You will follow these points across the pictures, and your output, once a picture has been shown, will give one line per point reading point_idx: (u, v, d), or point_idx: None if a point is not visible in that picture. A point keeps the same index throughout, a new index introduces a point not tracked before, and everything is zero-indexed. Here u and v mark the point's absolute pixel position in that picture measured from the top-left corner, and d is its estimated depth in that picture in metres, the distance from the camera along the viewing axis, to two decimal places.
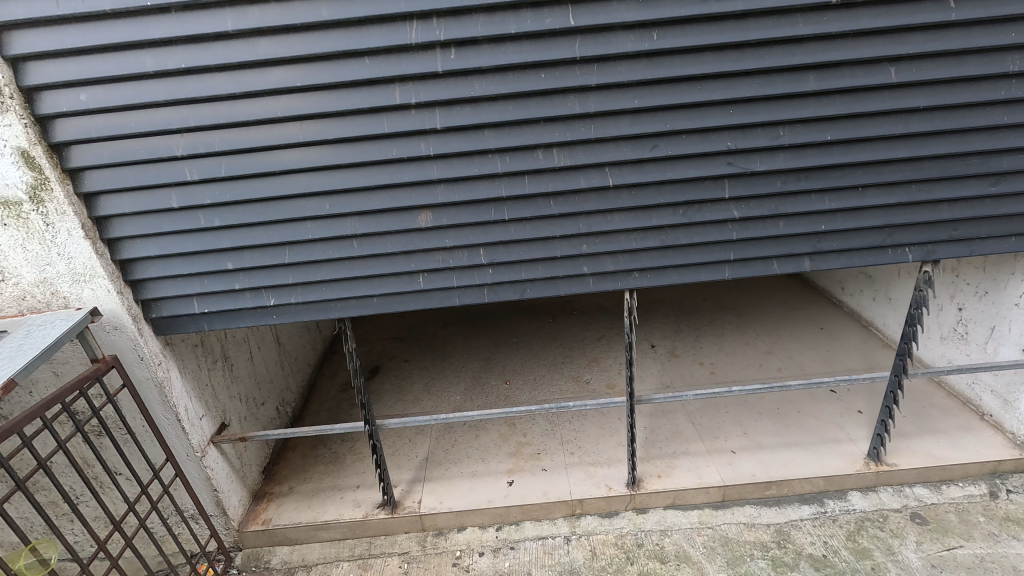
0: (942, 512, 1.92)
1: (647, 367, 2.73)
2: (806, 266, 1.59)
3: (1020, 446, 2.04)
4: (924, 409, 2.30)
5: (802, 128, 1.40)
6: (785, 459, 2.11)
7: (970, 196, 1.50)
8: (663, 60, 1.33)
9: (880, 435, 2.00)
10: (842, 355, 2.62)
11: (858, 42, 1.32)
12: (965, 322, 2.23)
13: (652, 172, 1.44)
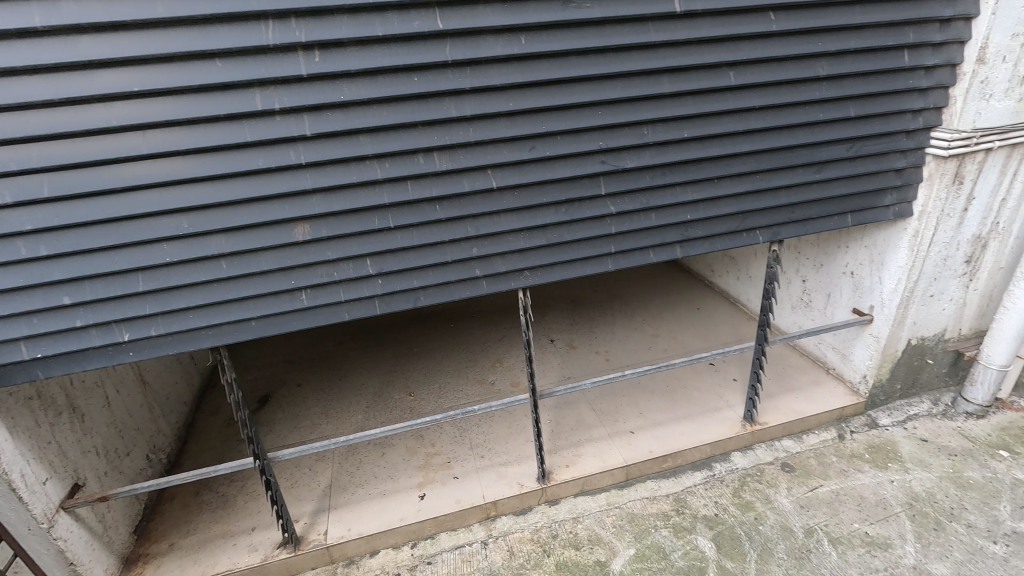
0: (804, 459, 2.21)
1: (548, 362, 2.81)
2: (677, 253, 1.73)
3: (857, 392, 2.40)
4: (785, 371, 2.62)
5: (662, 127, 1.53)
6: (677, 432, 2.28)
7: (801, 182, 1.74)
8: (533, 64, 1.37)
9: (751, 398, 2.24)
10: (717, 331, 2.91)
11: (700, 49, 1.47)
12: (808, 292, 2.58)
13: (532, 172, 1.48)
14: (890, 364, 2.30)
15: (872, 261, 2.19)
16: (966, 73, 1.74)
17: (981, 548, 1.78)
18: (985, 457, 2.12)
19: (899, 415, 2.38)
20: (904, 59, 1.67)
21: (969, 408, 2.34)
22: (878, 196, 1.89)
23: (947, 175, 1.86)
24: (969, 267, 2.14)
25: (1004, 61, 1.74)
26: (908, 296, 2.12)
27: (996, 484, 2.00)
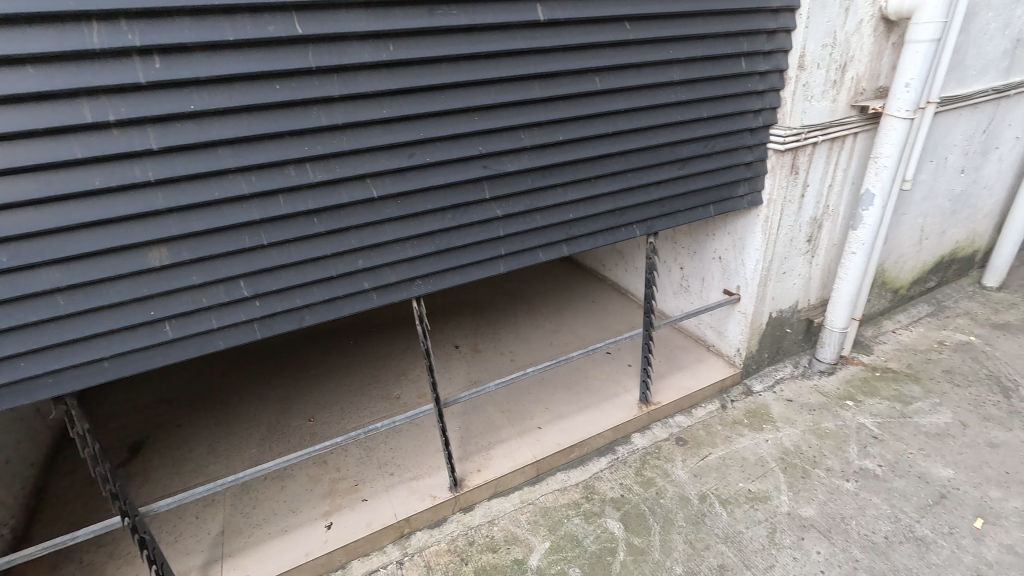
0: (695, 431, 2.40)
1: (454, 368, 2.79)
2: (564, 251, 1.79)
3: (733, 364, 2.67)
4: (673, 352, 2.84)
5: (538, 130, 1.58)
6: (581, 422, 2.38)
7: (668, 178, 1.90)
8: (404, 70, 1.35)
9: (645, 381, 2.40)
10: (611, 322, 3.08)
11: (566, 56, 1.54)
12: (686, 278, 2.81)
13: (414, 180, 1.46)
14: (757, 336, 2.58)
15: (735, 246, 2.44)
16: (791, 78, 2.00)
17: (838, 487, 2.07)
18: (836, 408, 2.46)
19: (769, 380, 2.68)
20: (742, 66, 1.90)
21: (821, 367, 2.69)
22: (733, 187, 2.12)
23: (785, 167, 2.15)
24: (810, 245, 2.47)
25: (819, 67, 2.01)
26: (765, 275, 2.39)
27: (846, 430, 2.33)
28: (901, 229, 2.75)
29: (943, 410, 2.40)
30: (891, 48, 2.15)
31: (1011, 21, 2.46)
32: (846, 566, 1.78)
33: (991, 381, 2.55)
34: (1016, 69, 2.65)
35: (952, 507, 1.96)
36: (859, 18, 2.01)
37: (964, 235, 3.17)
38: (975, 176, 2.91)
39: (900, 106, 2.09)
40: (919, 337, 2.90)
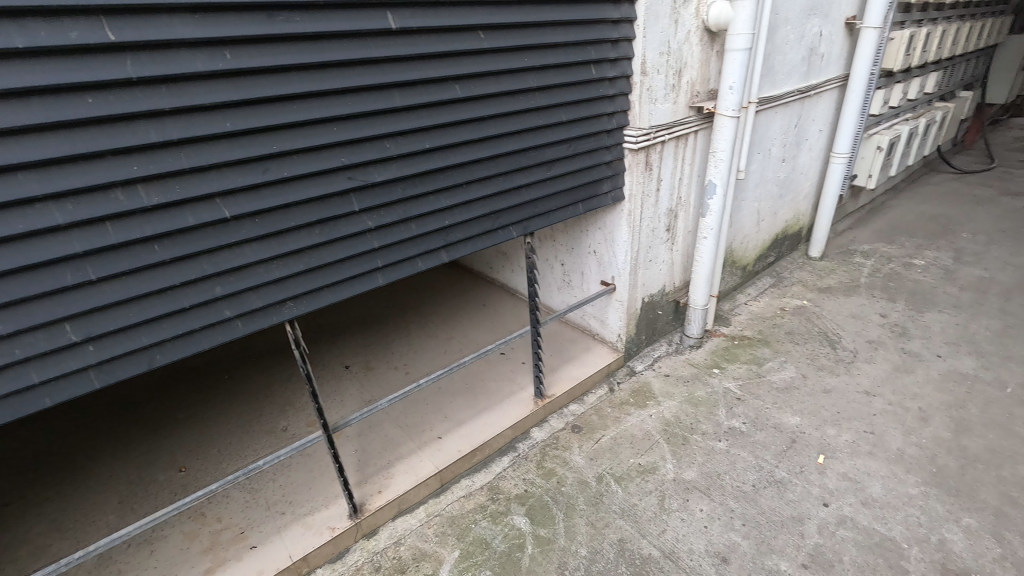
0: (588, 417, 2.53)
1: (345, 390, 2.66)
2: (444, 258, 1.80)
3: (617, 349, 2.86)
4: (562, 345, 2.97)
5: (403, 139, 1.57)
6: (481, 425, 2.39)
7: (536, 180, 2.00)
8: (247, 80, 1.27)
9: (538, 376, 2.48)
10: (502, 323, 3.14)
11: (423, 64, 1.56)
12: (567, 273, 2.95)
13: (272, 197, 1.37)
14: (635, 320, 2.78)
15: (606, 239, 2.62)
16: (636, 83, 2.19)
17: (712, 448, 2.30)
18: (705, 377, 2.74)
19: (648, 360, 2.90)
20: (592, 72, 2.05)
21: (691, 341, 2.99)
22: (597, 185, 2.28)
23: (641, 164, 2.35)
24: (670, 233, 2.73)
25: (659, 73, 2.22)
26: (635, 264, 2.59)
27: (715, 396, 2.61)
28: (742, 213, 3.14)
29: (788, 366, 2.78)
30: (716, 55, 2.43)
31: (805, 33, 2.91)
32: (724, 517, 1.99)
33: (821, 336, 3.00)
34: (813, 73, 3.15)
35: (800, 449, 2.27)
36: (687, 29, 2.25)
37: (791, 215, 3.70)
38: (793, 164, 3.41)
39: (727, 106, 2.39)
40: (766, 306, 3.33)
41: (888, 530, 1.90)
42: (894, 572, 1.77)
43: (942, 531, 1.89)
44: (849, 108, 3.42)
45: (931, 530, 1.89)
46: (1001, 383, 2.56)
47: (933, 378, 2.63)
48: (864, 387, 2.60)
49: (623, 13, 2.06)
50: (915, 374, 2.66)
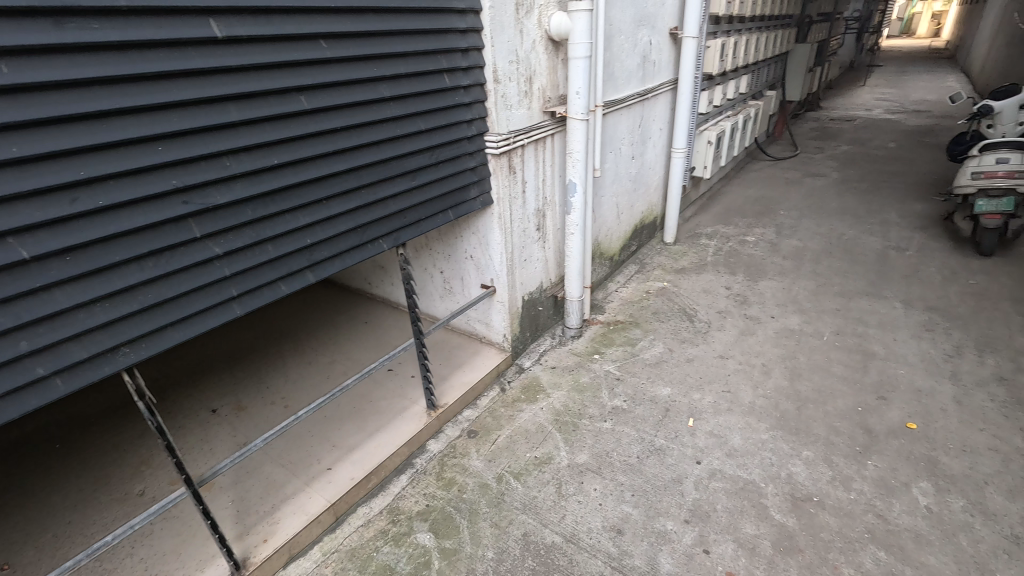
0: (483, 420, 2.55)
1: (214, 436, 2.39)
2: (310, 278, 1.70)
3: (504, 349, 2.92)
4: (450, 352, 2.95)
5: (246, 156, 1.46)
6: (373, 447, 2.30)
7: (402, 191, 1.97)
8: (34, 97, 1.09)
9: (428, 387, 2.44)
10: (387, 339, 3.05)
11: (260, 75, 1.45)
12: (447, 280, 2.94)
13: (87, 230, 1.20)
14: (517, 319, 2.87)
15: (481, 243, 2.66)
16: (490, 90, 2.26)
17: (599, 429, 2.45)
18: (587, 364, 2.91)
19: (534, 355, 3.01)
20: (446, 80, 2.08)
21: (572, 332, 3.15)
22: (465, 191, 2.31)
23: (504, 168, 2.43)
24: (540, 232, 2.85)
25: (510, 80, 2.31)
26: (511, 264, 2.67)
27: (597, 380, 2.78)
28: (603, 207, 3.39)
29: (657, 343, 3.06)
30: (561, 63, 2.60)
31: (637, 42, 3.23)
32: (616, 492, 2.13)
33: (681, 312, 3.34)
34: (649, 78, 3.50)
35: (674, 416, 2.51)
36: (532, 38, 2.37)
37: (646, 206, 4.07)
38: (642, 160, 3.76)
39: (577, 110, 2.56)
40: (633, 291, 3.63)
41: (748, 474, 2.18)
42: (757, 509, 2.02)
43: (788, 466, 2.20)
44: (682, 108, 3.85)
45: (780, 466, 2.20)
46: (819, 333, 3.06)
47: (770, 336, 3.06)
48: (719, 352, 2.94)
49: (469, 22, 2.11)
50: (756, 335, 3.08)
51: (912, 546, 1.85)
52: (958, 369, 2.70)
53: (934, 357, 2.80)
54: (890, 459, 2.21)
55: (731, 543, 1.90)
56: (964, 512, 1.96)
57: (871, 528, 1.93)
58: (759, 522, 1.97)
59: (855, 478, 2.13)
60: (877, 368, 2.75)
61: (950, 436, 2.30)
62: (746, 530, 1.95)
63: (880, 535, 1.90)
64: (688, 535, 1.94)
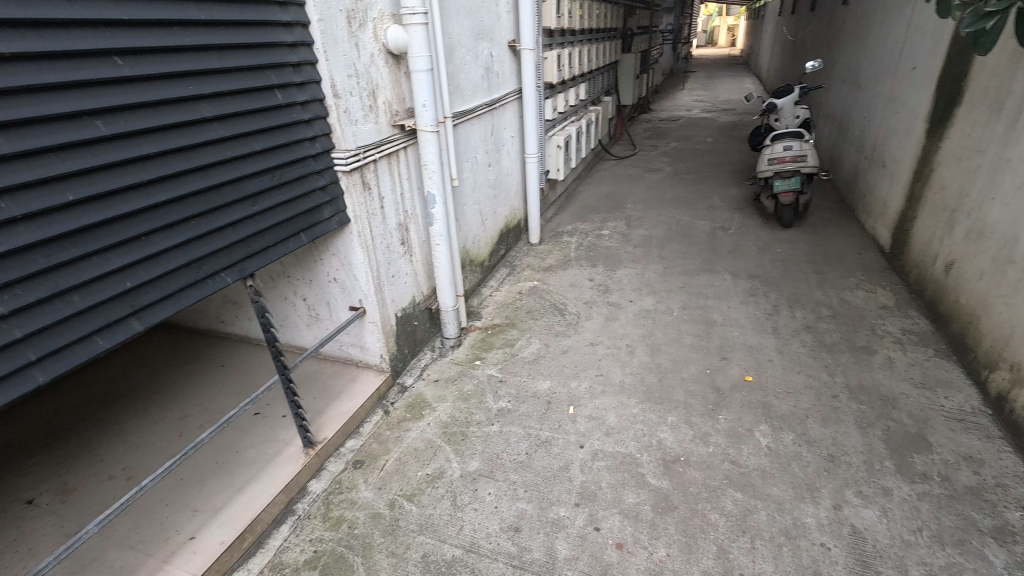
0: (368, 447, 2.44)
1: (35, 530, 1.98)
2: (137, 326, 1.52)
3: (383, 370, 2.81)
4: (325, 383, 2.77)
5: (30, 194, 1.26)
6: (244, 502, 2.07)
7: (240, 218, 1.84)
8: None
9: (301, 425, 2.26)
10: (250, 380, 2.77)
11: (39, 100, 1.26)
12: (311, 308, 2.75)
13: None
14: (393, 337, 2.78)
15: (343, 264, 2.53)
16: (331, 106, 2.18)
17: (488, 433, 2.48)
18: (470, 371, 2.93)
19: (416, 371, 2.95)
20: (278, 97, 1.96)
21: (451, 342, 3.15)
22: (317, 212, 2.21)
23: (357, 185, 2.36)
24: (406, 247, 2.81)
25: (352, 95, 2.25)
26: (378, 282, 2.59)
27: (481, 385, 2.81)
28: (466, 216, 3.44)
29: (533, 340, 3.18)
30: (404, 76, 2.59)
31: (478, 54, 3.34)
32: (509, 492, 2.17)
33: (552, 308, 3.52)
34: (494, 88, 3.64)
35: (555, 407, 2.63)
36: (370, 52, 2.33)
37: (509, 210, 4.22)
38: (498, 166, 3.90)
39: (426, 122, 2.58)
40: (506, 293, 3.74)
41: (626, 448, 2.36)
42: (636, 479, 2.20)
43: (658, 433, 2.43)
44: (529, 116, 4.07)
45: (651, 435, 2.42)
46: (670, 310, 3.42)
47: (631, 319, 3.35)
48: (589, 340, 3.15)
49: (297, 36, 2.01)
50: (620, 319, 3.35)
51: (759, 481, 2.15)
52: (777, 325, 3.20)
53: (759, 317, 3.29)
54: (735, 410, 2.54)
55: (618, 515, 2.04)
56: (794, 443, 2.33)
57: (728, 474, 2.20)
58: (639, 490, 2.15)
59: (711, 433, 2.42)
60: (719, 333, 3.15)
61: (776, 382, 2.72)
62: (629, 500, 2.11)
63: (735, 478, 2.17)
64: (579, 518, 2.04)
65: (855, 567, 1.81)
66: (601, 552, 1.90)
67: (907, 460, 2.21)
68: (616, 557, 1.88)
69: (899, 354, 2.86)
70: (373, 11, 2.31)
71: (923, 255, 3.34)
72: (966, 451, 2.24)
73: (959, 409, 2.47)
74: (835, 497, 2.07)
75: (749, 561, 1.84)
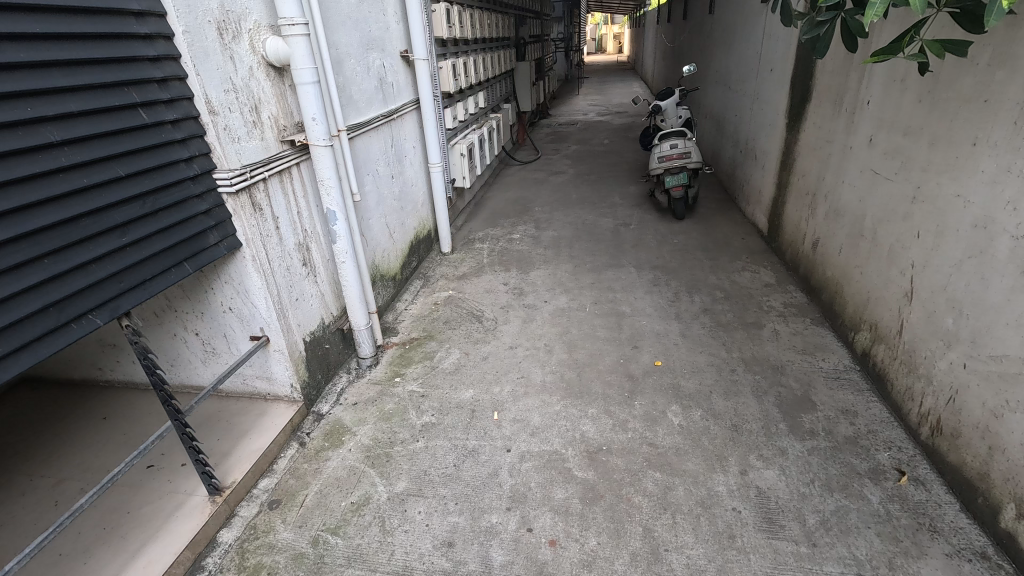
0: (284, 485, 2.28)
1: None
2: None
3: (295, 400, 2.64)
4: (229, 422, 2.55)
5: None
6: (143, 567, 1.85)
7: (106, 252, 1.66)
8: None
9: (204, 471, 2.06)
10: (140, 431, 2.48)
11: None
12: (206, 342, 2.52)
13: None
14: (303, 364, 2.63)
15: (238, 292, 2.35)
16: (208, 123, 2.02)
17: (413, 451, 2.42)
18: (390, 389, 2.84)
19: (332, 397, 2.81)
20: (143, 116, 1.79)
21: (368, 362, 3.04)
22: (202, 238, 2.04)
23: (246, 206, 2.20)
24: (308, 267, 2.67)
25: (231, 111, 2.10)
26: (281, 308, 2.43)
27: (402, 402, 2.74)
28: (372, 230, 3.34)
29: (453, 350, 3.16)
30: (290, 90, 2.47)
31: (369, 66, 3.27)
32: (439, 507, 2.13)
33: (469, 316, 3.52)
34: (390, 99, 3.58)
35: (480, 414, 2.62)
36: (248, 65, 2.19)
37: (417, 221, 4.16)
38: (402, 178, 3.83)
39: (317, 136, 2.48)
40: (422, 306, 3.67)
41: (552, 446, 2.40)
42: (563, 474, 2.25)
43: (580, 427, 2.51)
44: (429, 125, 4.04)
45: (574, 429, 2.49)
46: (583, 306, 3.55)
47: (547, 318, 3.43)
48: (508, 344, 3.18)
49: (160, 49, 1.83)
50: (536, 320, 3.42)
51: (675, 459, 2.29)
52: (680, 310, 3.43)
53: (663, 305, 3.51)
54: (649, 395, 2.69)
55: (549, 513, 2.07)
56: (702, 419, 2.50)
57: (647, 456, 2.31)
58: (567, 485, 2.20)
59: (629, 419, 2.54)
60: (629, 324, 3.32)
61: (683, 364, 2.91)
62: (558, 496, 2.15)
63: (654, 460, 2.29)
64: (511, 522, 2.05)
65: (763, 524, 1.97)
66: (535, 552, 1.92)
67: (797, 421, 2.45)
68: (550, 554, 1.91)
69: (783, 326, 3.18)
70: (247, 21, 2.18)
71: (794, 236, 3.74)
72: (843, 405, 2.53)
73: (835, 368, 2.79)
74: (741, 463, 2.25)
75: (672, 536, 1.95)
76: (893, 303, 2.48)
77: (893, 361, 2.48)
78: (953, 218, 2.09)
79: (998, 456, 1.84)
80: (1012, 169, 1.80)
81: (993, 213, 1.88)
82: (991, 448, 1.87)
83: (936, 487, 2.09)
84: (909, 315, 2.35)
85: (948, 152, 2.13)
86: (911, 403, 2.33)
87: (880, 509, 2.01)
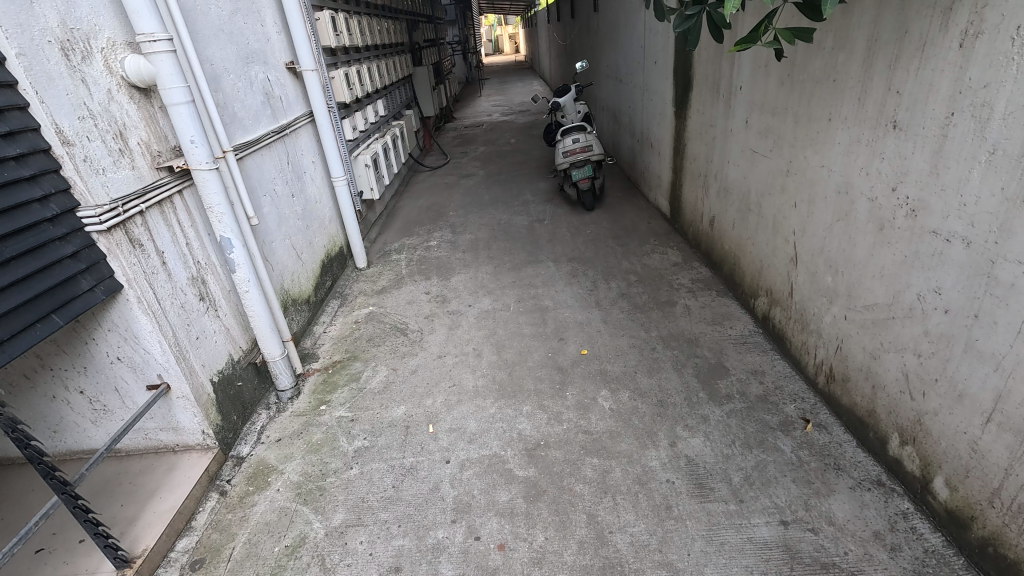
0: (206, 541, 2.09)
1: None
2: None
3: (208, 447, 2.43)
4: (133, 484, 2.29)
5: None
6: None
7: None
8: None
9: (108, 545, 1.83)
10: (22, 513, 2.17)
11: None
12: (95, 400, 2.25)
13: None
14: (213, 407, 2.42)
15: (127, 339, 2.11)
16: (63, 156, 1.79)
17: (348, 479, 2.31)
18: (315, 420, 2.69)
19: (252, 437, 2.61)
20: None
21: (288, 394, 2.86)
22: (70, 285, 1.80)
23: (122, 243, 1.98)
24: (207, 302, 2.46)
25: (90, 140, 1.88)
26: (179, 350, 2.22)
27: (331, 431, 2.60)
28: (276, 253, 3.15)
29: (379, 368, 3.05)
30: (160, 111, 2.25)
31: (251, 80, 3.07)
32: (383, 533, 2.04)
33: (393, 330, 3.42)
34: (280, 114, 3.39)
35: (414, 430, 2.56)
36: (105, 87, 1.97)
37: (326, 238, 3.97)
38: (304, 196, 3.65)
39: (199, 160, 2.29)
40: (341, 327, 3.51)
41: (491, 450, 2.39)
42: (505, 476, 2.24)
43: (516, 426, 2.52)
44: (326, 138, 3.88)
45: (511, 429, 2.50)
46: (507, 306, 3.57)
47: (473, 322, 3.42)
48: (436, 354, 3.13)
49: None
50: (462, 326, 3.39)
51: (610, 442, 2.36)
52: (599, 298, 3.55)
53: (583, 295, 3.61)
54: (580, 384, 2.76)
55: (495, 518, 2.06)
56: (631, 399, 2.61)
57: (583, 445, 2.37)
58: (510, 486, 2.20)
59: (563, 410, 2.59)
60: (553, 317, 3.38)
61: (607, 349, 3.01)
62: (502, 499, 2.14)
63: (590, 446, 2.35)
64: (458, 534, 2.01)
65: (695, 490, 2.09)
66: (485, 559, 1.91)
67: (714, 388, 2.63)
68: (500, 559, 1.90)
69: (693, 301, 3.39)
70: (99, 39, 1.95)
71: (694, 216, 4.00)
72: (752, 367, 2.75)
73: (741, 334, 3.02)
74: (669, 436, 2.37)
75: (615, 517, 2.01)
76: (783, 269, 2.72)
77: (789, 321, 2.72)
78: (821, 187, 2.32)
79: (880, 393, 2.08)
80: (861, 140, 2.03)
81: (852, 179, 2.11)
82: (874, 387, 2.11)
83: (837, 429, 2.32)
84: (797, 278, 2.59)
85: (810, 128, 2.36)
86: (808, 356, 2.57)
87: (793, 457, 2.20)
